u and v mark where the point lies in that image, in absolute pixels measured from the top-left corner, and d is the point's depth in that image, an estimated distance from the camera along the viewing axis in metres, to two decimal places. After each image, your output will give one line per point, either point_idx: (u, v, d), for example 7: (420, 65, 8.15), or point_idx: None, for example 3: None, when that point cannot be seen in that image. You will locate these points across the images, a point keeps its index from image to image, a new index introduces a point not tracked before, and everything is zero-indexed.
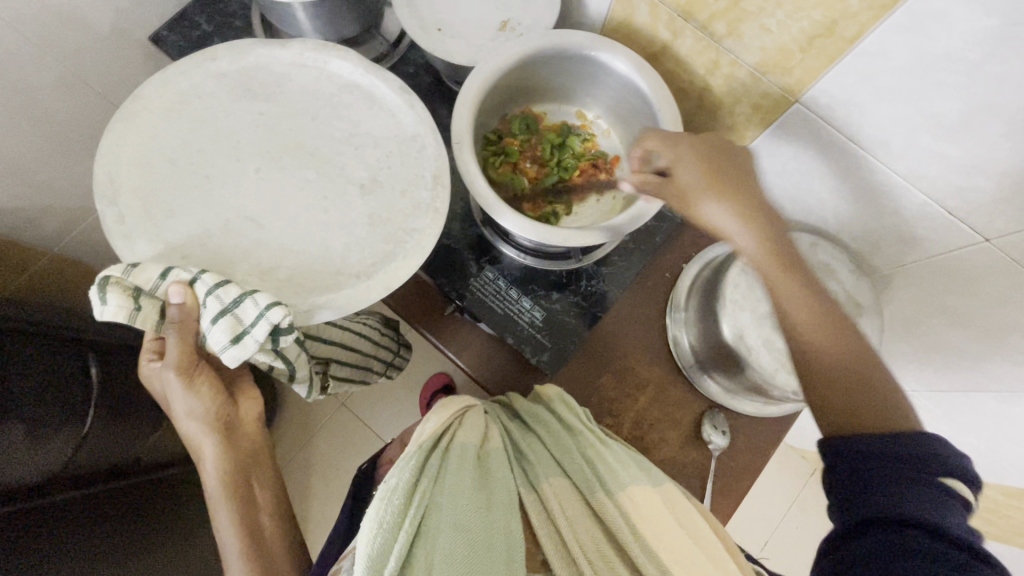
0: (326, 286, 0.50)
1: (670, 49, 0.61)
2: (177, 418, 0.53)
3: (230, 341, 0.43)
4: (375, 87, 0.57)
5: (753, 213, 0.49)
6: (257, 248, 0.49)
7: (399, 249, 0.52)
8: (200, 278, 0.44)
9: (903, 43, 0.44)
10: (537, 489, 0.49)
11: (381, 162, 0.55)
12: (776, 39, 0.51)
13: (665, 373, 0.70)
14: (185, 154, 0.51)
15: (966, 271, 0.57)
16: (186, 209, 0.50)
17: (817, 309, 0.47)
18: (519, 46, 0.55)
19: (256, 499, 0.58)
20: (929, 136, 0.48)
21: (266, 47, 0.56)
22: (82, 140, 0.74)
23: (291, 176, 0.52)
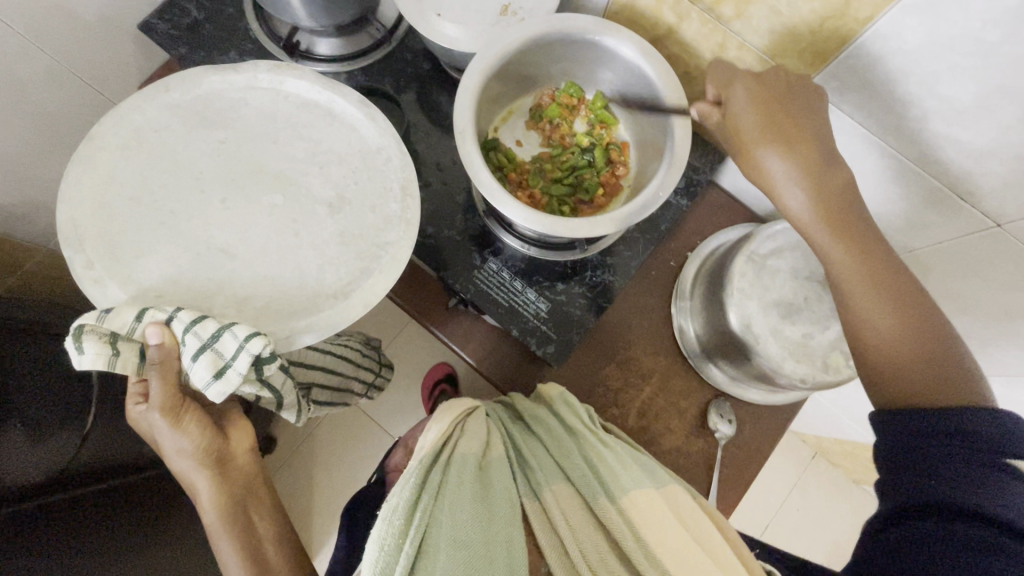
0: (307, 308, 0.49)
1: (675, 33, 0.60)
2: (168, 457, 0.51)
3: (213, 376, 0.43)
4: (334, 103, 0.56)
5: (808, 155, 0.46)
6: (233, 279, 0.49)
7: (374, 265, 0.51)
8: (176, 317, 0.43)
9: (917, 24, 0.43)
10: (539, 497, 0.50)
11: (347, 178, 0.54)
12: (785, 21, 0.50)
13: (670, 363, 0.70)
14: (149, 194, 0.50)
15: (975, 256, 0.57)
16: (154, 247, 0.48)
17: (877, 255, 0.45)
18: (522, 32, 0.54)
19: (259, 531, 0.56)
20: (942, 120, 0.47)
21: (220, 74, 0.55)
22: (74, 135, 0.72)
23: (257, 206, 0.51)
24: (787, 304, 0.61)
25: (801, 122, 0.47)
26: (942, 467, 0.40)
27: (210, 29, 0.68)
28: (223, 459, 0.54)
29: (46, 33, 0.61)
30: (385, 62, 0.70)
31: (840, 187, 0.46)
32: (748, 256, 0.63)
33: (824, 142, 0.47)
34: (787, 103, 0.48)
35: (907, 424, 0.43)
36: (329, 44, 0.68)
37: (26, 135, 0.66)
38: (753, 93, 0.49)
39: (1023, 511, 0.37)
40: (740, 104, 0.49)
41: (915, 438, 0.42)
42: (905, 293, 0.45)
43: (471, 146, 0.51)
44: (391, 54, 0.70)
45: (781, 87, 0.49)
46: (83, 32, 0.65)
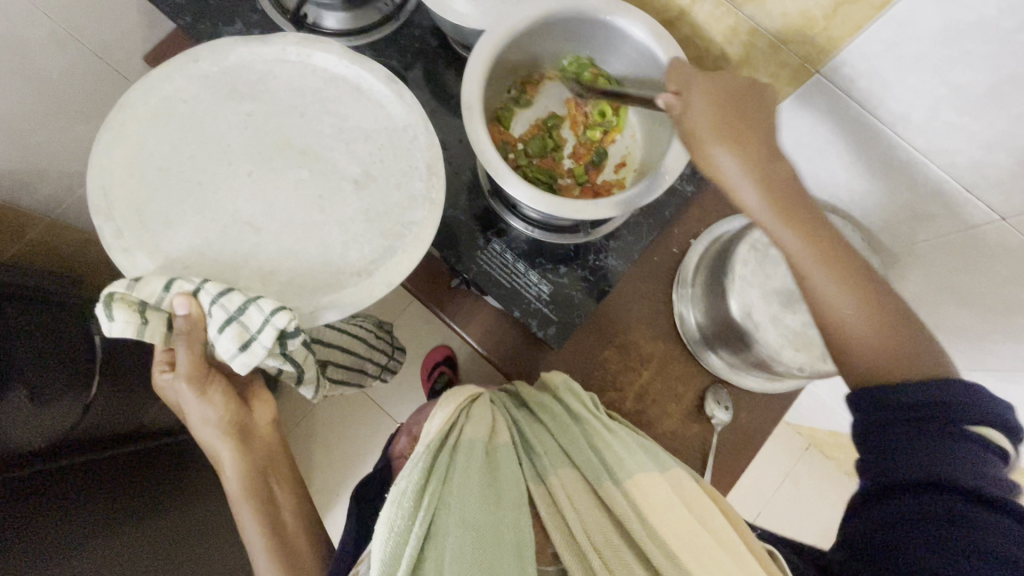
0: (330, 284, 0.49)
1: (687, 15, 0.59)
2: (193, 426, 0.52)
3: (239, 349, 0.42)
4: (361, 79, 0.55)
5: (760, 158, 0.45)
6: (259, 252, 0.48)
7: (398, 244, 0.51)
8: (203, 289, 0.42)
9: (933, 10, 0.42)
10: (546, 483, 0.52)
11: (373, 156, 0.53)
12: (800, 4, 0.49)
13: (669, 348, 0.71)
14: (177, 162, 0.49)
15: (977, 249, 0.57)
16: (182, 217, 0.48)
17: (825, 246, 0.45)
18: (533, 8, 0.53)
19: (278, 501, 0.58)
20: (952, 109, 0.47)
21: (248, 46, 0.54)
22: (77, 100, 0.71)
23: (284, 179, 0.51)
24: (788, 292, 0.61)
25: (755, 129, 0.46)
26: (932, 439, 0.40)
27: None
28: (245, 430, 0.55)
29: None
30: (392, 37, 0.69)
31: (786, 184, 0.45)
32: (751, 243, 0.63)
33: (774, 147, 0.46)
34: (742, 106, 0.46)
35: (886, 404, 0.42)
36: (336, 18, 0.67)
37: (29, 98, 0.66)
38: (707, 101, 0.46)
39: (996, 479, 0.38)
40: (699, 104, 0.46)
41: (893, 420, 0.42)
42: (869, 284, 0.44)
43: (478, 123, 0.51)
44: (398, 29, 0.69)
45: (745, 92, 0.47)
46: None
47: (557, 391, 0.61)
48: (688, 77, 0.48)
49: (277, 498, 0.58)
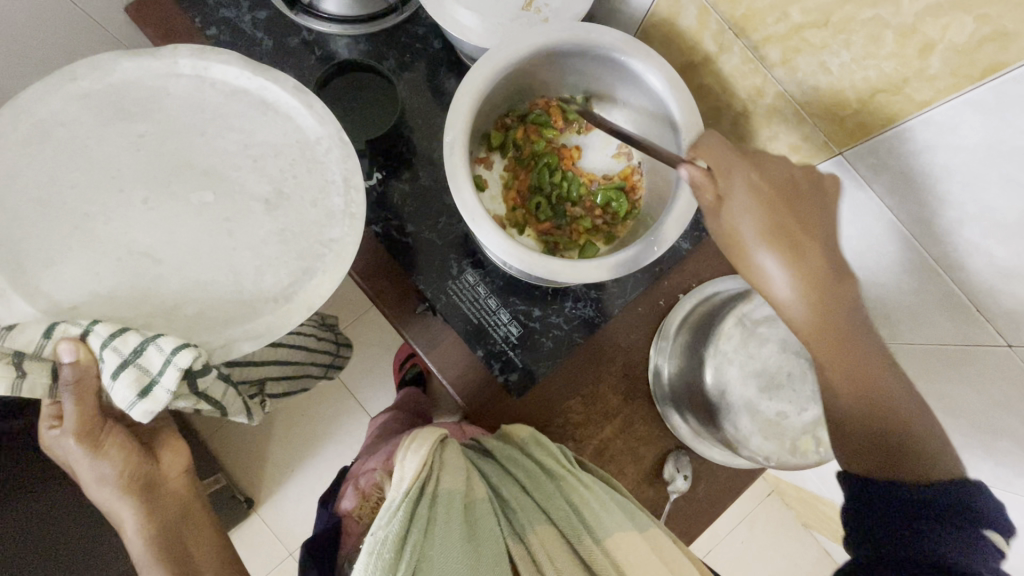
0: (242, 315, 0.46)
1: (712, 63, 0.54)
2: (87, 489, 0.46)
3: (138, 396, 0.40)
4: (267, 90, 0.50)
5: (817, 276, 0.41)
6: (159, 287, 0.44)
7: (318, 265, 0.47)
8: (92, 331, 0.40)
9: (978, 123, 0.37)
10: (524, 540, 0.51)
11: (284, 172, 0.49)
12: (833, 81, 0.44)
13: (638, 405, 0.67)
14: (55, 193, 0.44)
15: (974, 369, 0.53)
16: (70, 257, 0.44)
17: (852, 355, 0.42)
18: (540, 36, 0.48)
19: (197, 559, 0.50)
20: (977, 228, 0.42)
21: (134, 60, 0.48)
22: (50, 46, 0.66)
23: (186, 204, 0.46)
24: (768, 376, 0.57)
25: (810, 236, 0.42)
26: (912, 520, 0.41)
27: None
28: (152, 485, 0.48)
29: None
30: (394, 31, 0.63)
31: (833, 288, 0.41)
32: (739, 318, 0.60)
33: (831, 257, 0.42)
34: (793, 206, 0.42)
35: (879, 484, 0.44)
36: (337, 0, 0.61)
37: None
38: (748, 199, 0.42)
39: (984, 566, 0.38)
40: (739, 201, 0.42)
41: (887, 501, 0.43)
42: (880, 381, 0.43)
43: (459, 157, 0.47)
44: (401, 24, 0.63)
45: (782, 192, 0.42)
46: None
47: (522, 444, 0.59)
48: (725, 162, 0.44)
49: (195, 557, 0.50)
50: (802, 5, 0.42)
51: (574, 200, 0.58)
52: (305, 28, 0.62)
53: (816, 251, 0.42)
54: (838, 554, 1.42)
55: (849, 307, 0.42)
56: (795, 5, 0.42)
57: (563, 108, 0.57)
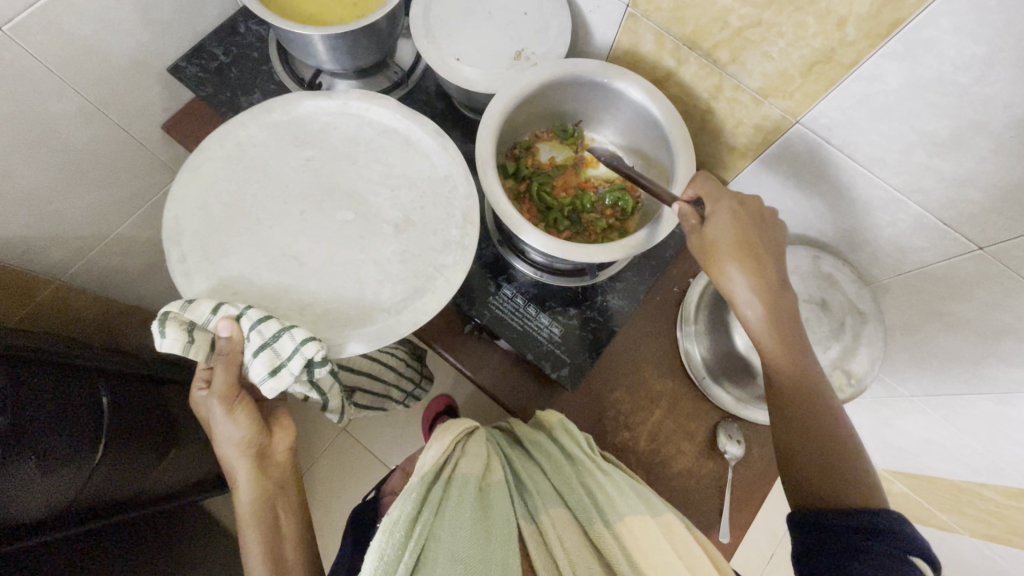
0: (358, 320, 0.53)
1: (674, 76, 0.65)
2: (218, 444, 0.54)
3: (268, 374, 0.46)
4: (411, 132, 0.61)
5: (771, 286, 0.50)
6: (300, 286, 0.53)
7: (427, 284, 0.55)
8: (246, 314, 0.46)
9: (897, 68, 0.48)
10: (536, 521, 0.53)
11: (413, 202, 0.58)
12: (777, 65, 0.55)
13: (678, 385, 0.72)
14: (239, 200, 0.55)
15: (959, 279, 0.60)
16: (238, 249, 0.53)
17: (796, 350, 0.50)
18: (540, 73, 0.59)
19: (283, 529, 0.57)
20: (923, 152, 0.52)
21: (317, 101, 0.61)
22: (97, 168, 0.74)
23: (329, 220, 0.56)
24: None
25: (768, 258, 0.51)
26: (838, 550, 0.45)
27: (235, 73, 0.73)
28: (264, 454, 0.56)
29: (81, 73, 0.64)
30: (401, 102, 0.74)
31: (786, 312, 0.51)
32: None
33: (780, 274, 0.51)
34: (755, 234, 0.51)
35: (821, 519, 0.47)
36: (348, 85, 0.73)
37: (50, 170, 0.68)
38: (728, 219, 0.52)
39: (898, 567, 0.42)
40: (721, 221, 0.52)
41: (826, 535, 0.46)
42: (812, 393, 0.50)
43: (491, 179, 0.55)
44: (407, 95, 0.74)
45: (751, 223, 0.52)
46: (114, 75, 0.68)
47: (551, 429, 0.61)
48: (713, 193, 0.54)
49: (282, 528, 0.57)
50: (738, 13, 0.53)
51: (586, 206, 0.65)
52: None
53: (772, 275, 0.51)
54: None
55: (798, 332, 0.51)
56: (732, 15, 0.54)
57: (561, 133, 0.68)
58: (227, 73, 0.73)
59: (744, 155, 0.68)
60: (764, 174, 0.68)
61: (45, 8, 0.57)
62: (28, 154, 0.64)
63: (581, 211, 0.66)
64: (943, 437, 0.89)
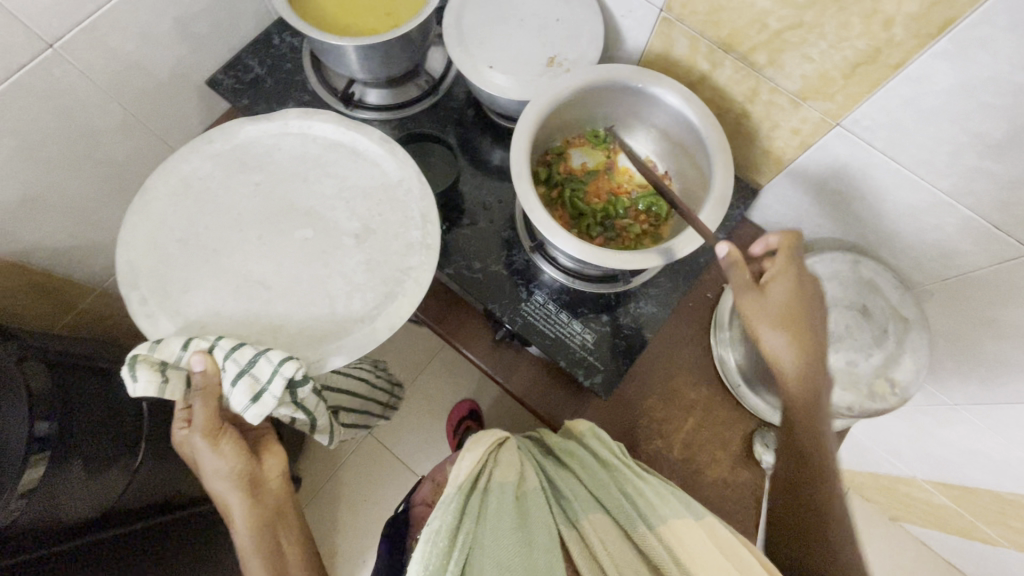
0: (334, 332, 0.54)
1: (709, 79, 0.64)
2: (207, 480, 0.54)
3: (251, 401, 0.48)
4: (357, 142, 0.62)
5: (813, 357, 0.51)
6: (268, 308, 0.54)
7: (397, 289, 0.56)
8: (217, 345, 0.48)
9: (947, 68, 0.46)
10: (577, 525, 0.52)
11: (372, 211, 0.59)
12: (818, 66, 0.54)
13: (713, 393, 0.70)
14: (195, 235, 0.56)
15: (1010, 284, 0.58)
16: (199, 283, 0.54)
17: (817, 423, 0.52)
18: (574, 79, 0.59)
19: (285, 551, 0.59)
20: (975, 153, 0.50)
21: (256, 125, 0.61)
22: (138, 179, 0.76)
23: (291, 239, 0.57)
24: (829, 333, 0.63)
25: (815, 329, 0.51)
26: None
27: (270, 84, 0.74)
28: (255, 483, 0.56)
29: (125, 86, 0.66)
30: (431, 110, 0.74)
31: (819, 387, 0.51)
32: None
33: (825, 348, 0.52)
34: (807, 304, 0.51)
35: None
36: (379, 94, 0.73)
37: (93, 180, 0.70)
38: (780, 282, 0.52)
39: None
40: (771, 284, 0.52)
41: None
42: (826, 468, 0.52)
43: (526, 186, 0.55)
44: (437, 103, 0.74)
45: (805, 292, 0.52)
46: (155, 88, 0.70)
47: (583, 438, 0.61)
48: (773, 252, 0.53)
49: (284, 552, 0.59)
50: (778, 15, 0.52)
51: (619, 212, 0.65)
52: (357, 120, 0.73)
53: (816, 347, 0.51)
54: (936, 543, 1.35)
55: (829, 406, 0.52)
56: (771, 17, 0.53)
57: (594, 139, 0.66)
58: (262, 84, 0.74)
59: (781, 159, 0.67)
60: (801, 179, 0.67)
61: (92, 24, 0.58)
62: (73, 165, 0.66)
63: (616, 217, 0.65)
64: (987, 448, 0.86)
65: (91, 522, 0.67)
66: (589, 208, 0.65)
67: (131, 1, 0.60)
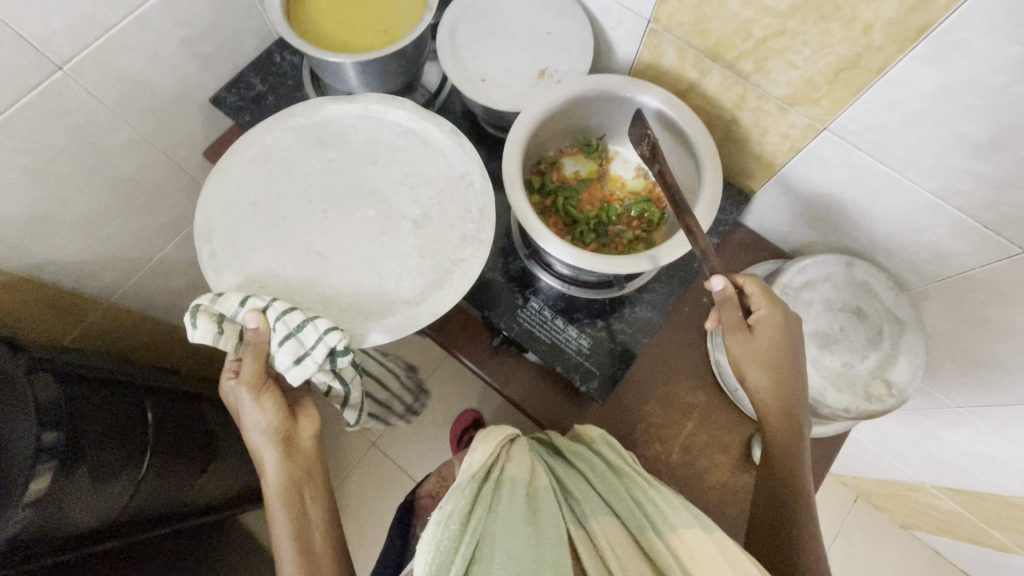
0: (381, 312, 0.56)
1: (698, 88, 0.66)
2: (248, 432, 0.56)
3: (293, 363, 0.50)
4: (429, 133, 0.64)
5: (784, 389, 0.57)
6: (326, 280, 0.57)
7: (444, 278, 0.58)
8: (271, 306, 0.50)
9: (928, 71, 0.47)
10: (586, 524, 0.52)
11: (432, 201, 0.61)
12: (802, 73, 0.55)
13: (710, 397, 0.71)
14: (266, 201, 0.60)
15: (1004, 284, 0.58)
16: (264, 246, 0.57)
17: (794, 445, 0.57)
18: (564, 90, 0.60)
19: (310, 515, 0.57)
20: (960, 154, 0.51)
21: (335, 104, 0.64)
22: (145, 194, 0.79)
23: (352, 218, 0.60)
24: (823, 335, 0.64)
25: (789, 365, 0.56)
26: None
27: (272, 100, 0.76)
28: (289, 441, 0.57)
29: (132, 105, 0.68)
30: None
31: (793, 415, 0.57)
32: (780, 289, 0.65)
33: (799, 381, 0.57)
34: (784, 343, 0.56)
35: None
36: None
37: (102, 196, 0.72)
38: (764, 321, 0.56)
39: None
40: (756, 323, 0.56)
41: None
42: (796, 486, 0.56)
43: (518, 194, 0.57)
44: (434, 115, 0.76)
45: (784, 332, 0.56)
46: (161, 106, 0.73)
47: (595, 445, 0.62)
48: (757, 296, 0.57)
49: (310, 514, 0.57)
50: (761, 23, 0.53)
51: (612, 219, 0.66)
52: None
53: (789, 380, 0.56)
54: (949, 551, 1.33)
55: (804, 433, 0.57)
56: (755, 26, 0.54)
57: (584, 147, 0.68)
58: (263, 101, 0.76)
59: (771, 164, 0.67)
60: (793, 183, 0.67)
61: (101, 46, 0.61)
62: (83, 181, 0.69)
63: (610, 223, 0.66)
64: (992, 451, 0.85)
65: (90, 533, 0.68)
66: (583, 215, 0.66)
67: (138, 24, 0.63)
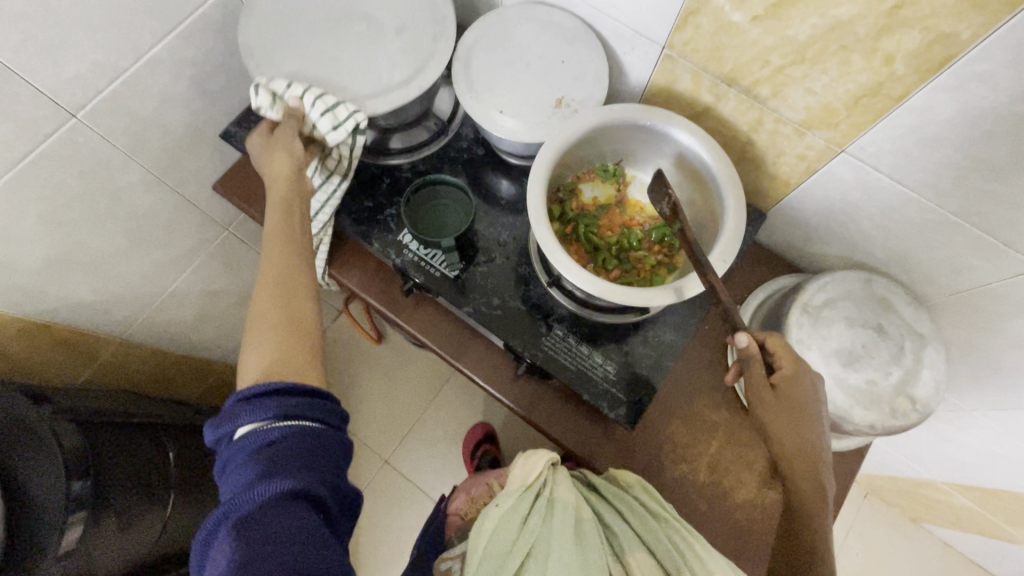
0: (380, 93, 0.63)
1: (713, 110, 0.66)
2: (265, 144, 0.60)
3: (332, 127, 0.59)
4: None
5: (805, 446, 0.57)
6: (337, 63, 0.64)
7: (425, 67, 0.65)
8: (311, 92, 0.60)
9: (949, 99, 0.48)
10: (623, 557, 0.61)
11: (410, 16, 0.67)
12: (821, 98, 0.55)
13: (733, 415, 0.71)
14: (287, 32, 0.65)
15: (1023, 297, 0.59)
16: (284, 54, 0.64)
17: (816, 494, 0.56)
18: (585, 120, 0.60)
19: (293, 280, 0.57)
20: (980, 177, 0.52)
21: None
22: (156, 231, 0.77)
23: (349, 28, 0.66)
24: (847, 352, 0.64)
25: (811, 417, 0.57)
26: None
27: None
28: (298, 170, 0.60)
29: (144, 146, 0.68)
30: (440, 151, 0.76)
31: (815, 469, 0.57)
32: (801, 308, 0.66)
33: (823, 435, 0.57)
34: (807, 398, 0.57)
35: None
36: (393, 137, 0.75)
37: (116, 236, 0.71)
38: (786, 377, 0.57)
39: None
40: (781, 378, 0.57)
41: None
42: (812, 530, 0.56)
43: (545, 228, 0.57)
44: (446, 144, 0.76)
45: (807, 389, 0.57)
46: (172, 145, 0.72)
47: (631, 489, 0.64)
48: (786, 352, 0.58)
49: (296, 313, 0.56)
50: (780, 52, 0.54)
51: (633, 244, 0.66)
52: (372, 163, 0.75)
53: (813, 434, 0.57)
54: (959, 542, 1.35)
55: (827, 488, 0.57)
56: (773, 53, 0.54)
57: (602, 173, 0.68)
58: None
59: (786, 183, 0.68)
60: (808, 202, 0.68)
61: (113, 91, 0.60)
62: (96, 224, 0.68)
63: (629, 248, 0.67)
64: (1006, 450, 0.87)
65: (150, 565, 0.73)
66: (604, 243, 0.66)
67: (149, 66, 0.62)
